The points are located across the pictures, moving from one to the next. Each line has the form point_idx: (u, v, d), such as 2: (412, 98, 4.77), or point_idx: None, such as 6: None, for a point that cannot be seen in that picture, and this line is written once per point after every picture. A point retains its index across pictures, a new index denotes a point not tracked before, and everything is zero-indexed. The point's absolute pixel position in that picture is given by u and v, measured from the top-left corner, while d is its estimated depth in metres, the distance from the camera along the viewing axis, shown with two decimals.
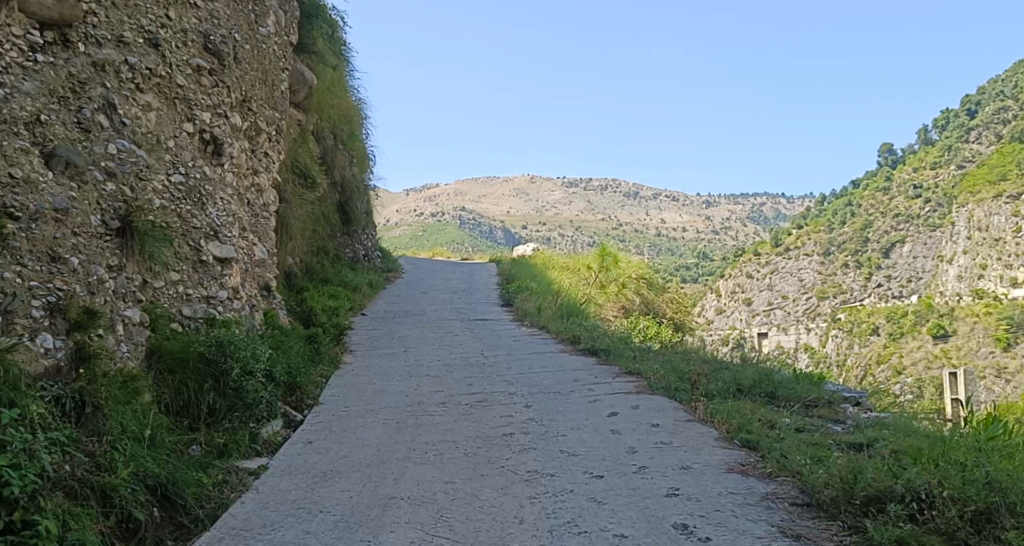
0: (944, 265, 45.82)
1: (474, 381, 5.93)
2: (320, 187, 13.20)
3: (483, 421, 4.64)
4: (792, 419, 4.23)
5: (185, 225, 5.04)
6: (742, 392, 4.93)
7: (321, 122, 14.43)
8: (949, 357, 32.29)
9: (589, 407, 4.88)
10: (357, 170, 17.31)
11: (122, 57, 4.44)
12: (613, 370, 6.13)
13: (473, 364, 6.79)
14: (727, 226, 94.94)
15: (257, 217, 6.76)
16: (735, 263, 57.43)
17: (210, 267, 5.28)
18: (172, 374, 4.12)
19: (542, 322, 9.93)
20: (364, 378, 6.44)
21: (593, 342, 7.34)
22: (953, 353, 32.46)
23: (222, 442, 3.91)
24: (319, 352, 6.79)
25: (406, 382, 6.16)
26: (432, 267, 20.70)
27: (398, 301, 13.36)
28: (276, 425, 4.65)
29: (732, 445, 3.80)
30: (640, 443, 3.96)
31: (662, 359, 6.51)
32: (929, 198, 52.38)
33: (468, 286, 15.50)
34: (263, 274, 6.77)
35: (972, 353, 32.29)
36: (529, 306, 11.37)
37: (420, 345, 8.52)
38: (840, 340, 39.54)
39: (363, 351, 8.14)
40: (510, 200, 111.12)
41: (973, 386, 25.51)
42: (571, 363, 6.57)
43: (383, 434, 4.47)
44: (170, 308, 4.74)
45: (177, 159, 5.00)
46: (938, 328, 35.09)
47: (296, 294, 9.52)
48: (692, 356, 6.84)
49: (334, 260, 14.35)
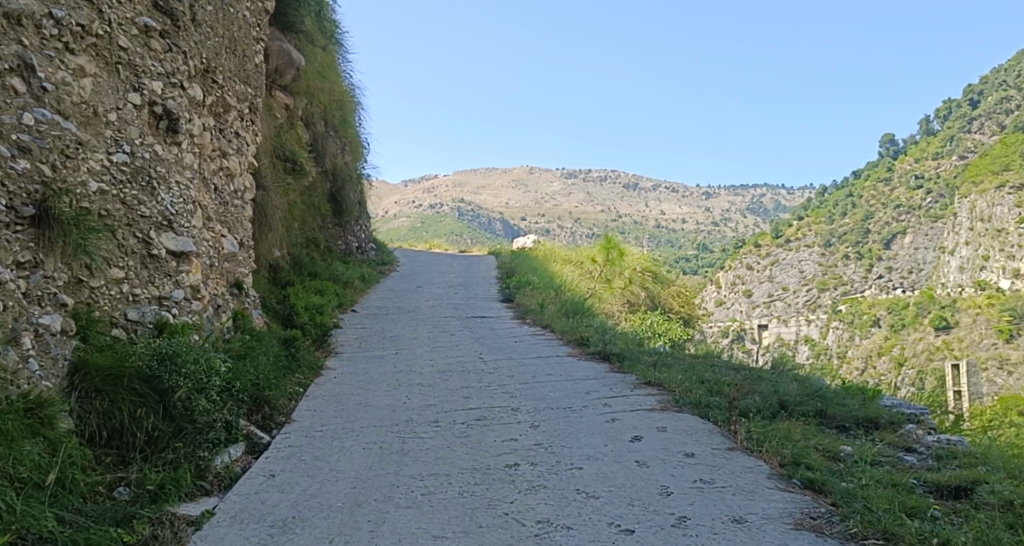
0: (946, 257, 45.15)
1: (471, 393, 5.20)
2: (310, 176, 12.46)
3: (480, 446, 3.91)
4: (856, 449, 3.50)
5: (131, 213, 4.30)
6: (787, 411, 4.19)
7: (310, 107, 13.65)
8: (951, 348, 31.71)
9: (606, 428, 4.14)
10: (351, 158, 16.55)
11: (45, 9, 3.68)
12: (630, 380, 5.39)
13: (470, 372, 6.04)
14: (726, 217, 94.22)
15: (226, 205, 6.00)
16: (735, 254, 56.79)
17: (163, 263, 4.53)
18: (102, 394, 3.38)
19: (546, 320, 9.18)
20: (348, 388, 5.70)
21: (603, 346, 6.59)
22: (956, 344, 31.92)
23: (159, 480, 3.15)
24: (296, 358, 6.04)
25: (394, 393, 5.41)
26: (429, 260, 19.96)
27: (391, 297, 12.61)
28: (236, 450, 3.90)
29: (790, 486, 3.06)
30: (674, 481, 3.22)
31: (683, 366, 5.78)
32: (930, 189, 51.58)
33: (466, 281, 14.76)
34: (233, 270, 6.01)
35: (972, 345, 31.52)
36: (531, 303, 10.61)
37: (413, 348, 7.78)
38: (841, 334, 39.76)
39: (350, 354, 7.40)
40: (508, 191, 110.40)
41: (975, 380, 24.85)
42: (580, 370, 5.83)
43: (362, 464, 3.72)
44: (110, 312, 4.01)
45: (121, 136, 4.24)
46: (939, 319, 34.83)
47: (280, 291, 8.77)
48: (716, 363, 6.10)
49: (326, 253, 13.59)
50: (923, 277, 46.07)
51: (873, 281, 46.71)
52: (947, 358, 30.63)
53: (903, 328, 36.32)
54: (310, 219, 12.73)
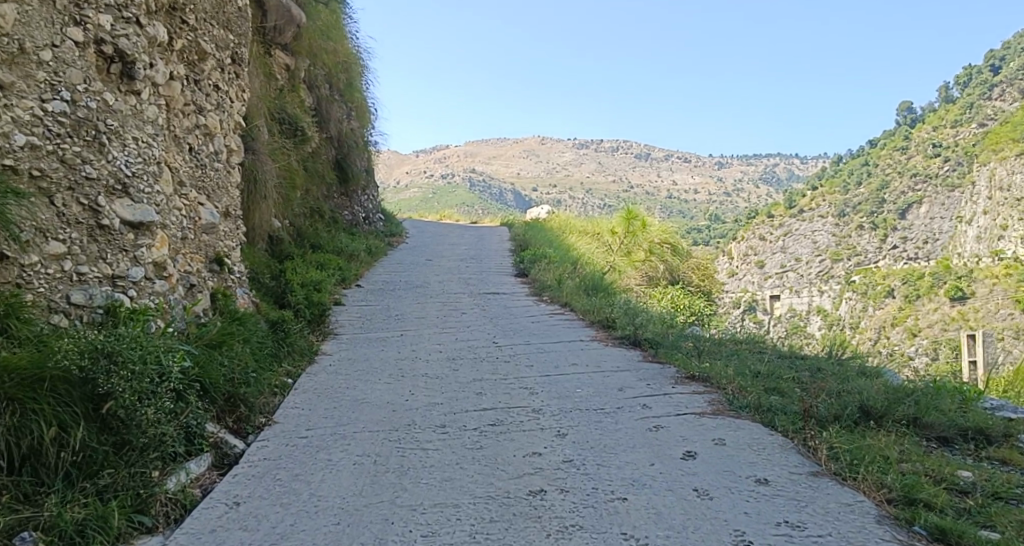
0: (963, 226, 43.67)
1: (484, 389, 4.47)
2: (313, 141, 11.66)
3: (498, 466, 3.16)
4: (979, 476, 2.78)
5: (72, 174, 3.47)
6: (874, 420, 3.44)
7: (313, 69, 12.81)
8: (966, 319, 30.96)
9: (650, 439, 3.40)
10: (357, 123, 15.71)
11: None
12: (669, 373, 4.64)
13: (484, 360, 5.31)
14: (738, 188, 92.63)
15: (204, 169, 5.19)
16: (748, 224, 55.73)
17: (118, 235, 3.70)
18: (14, 405, 2.58)
19: (564, 298, 8.43)
20: (343, 379, 4.96)
21: (635, 330, 5.82)
22: (971, 316, 31.16)
23: (80, 517, 2.46)
24: (287, 345, 5.31)
25: (395, 387, 4.67)
26: (437, 231, 19.19)
27: (398, 271, 11.86)
28: (197, 466, 3.14)
29: (913, 538, 2.33)
30: (751, 524, 2.48)
31: (729, 355, 5.04)
32: (948, 157, 49.85)
33: (476, 253, 14.01)
34: (213, 243, 5.24)
35: (990, 315, 30.29)
36: (547, 279, 9.82)
37: (420, 329, 7.04)
38: (855, 306, 39.00)
39: (350, 336, 6.67)
40: (518, 161, 109.11)
41: (992, 352, 23.88)
42: (610, 360, 5.09)
43: (350, 488, 2.98)
44: (45, 295, 3.25)
45: (59, 79, 3.42)
46: (955, 289, 33.77)
47: (276, 265, 8.02)
48: (764, 352, 5.33)
49: (331, 224, 12.85)
50: (939, 247, 44.77)
51: (887, 252, 45.66)
52: (962, 330, 29.91)
53: (918, 299, 35.52)
54: (312, 186, 11.95)
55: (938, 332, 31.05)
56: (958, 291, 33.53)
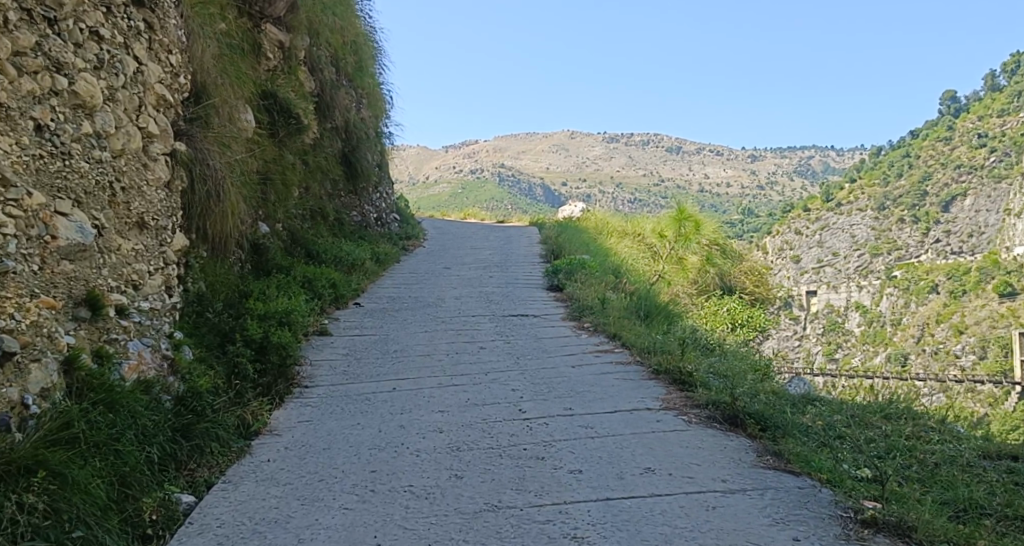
0: (1012, 219, 36.90)
1: (500, 539, 2.55)
2: (312, 129, 9.86)
3: None
4: None
5: None
6: None
7: (314, 48, 10.98)
8: (1017, 315, 28.06)
9: None
10: (368, 114, 13.88)
11: None
12: (820, 505, 2.66)
13: (507, 459, 3.36)
14: (771, 180, 89.16)
15: (71, 160, 3.35)
16: (784, 218, 52.76)
17: None
18: None
19: (611, 328, 6.49)
20: (278, 498, 3.05)
21: (732, 398, 3.85)
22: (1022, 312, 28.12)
23: None
24: (205, 432, 3.46)
25: (354, 527, 2.74)
26: (460, 232, 17.33)
27: (409, 283, 10.04)
28: None
29: None
30: None
31: (902, 461, 3.04)
32: (994, 147, 44.82)
33: (501, 260, 12.14)
34: (89, 272, 3.40)
35: None
36: (586, 297, 7.90)
37: (420, 378, 5.13)
38: (896, 301, 36.00)
39: (322, 395, 4.79)
40: (543, 155, 106.89)
41: None
42: (709, 468, 3.10)
43: None
44: None
45: None
46: (1005, 284, 31.01)
47: (242, 285, 6.17)
48: (944, 448, 3.33)
49: (335, 228, 11.04)
50: (985, 241, 39.57)
51: (930, 245, 41.95)
52: (1014, 327, 27.10)
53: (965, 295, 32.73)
54: (313, 183, 10.14)
55: (987, 329, 28.38)
56: (1007, 286, 30.82)
